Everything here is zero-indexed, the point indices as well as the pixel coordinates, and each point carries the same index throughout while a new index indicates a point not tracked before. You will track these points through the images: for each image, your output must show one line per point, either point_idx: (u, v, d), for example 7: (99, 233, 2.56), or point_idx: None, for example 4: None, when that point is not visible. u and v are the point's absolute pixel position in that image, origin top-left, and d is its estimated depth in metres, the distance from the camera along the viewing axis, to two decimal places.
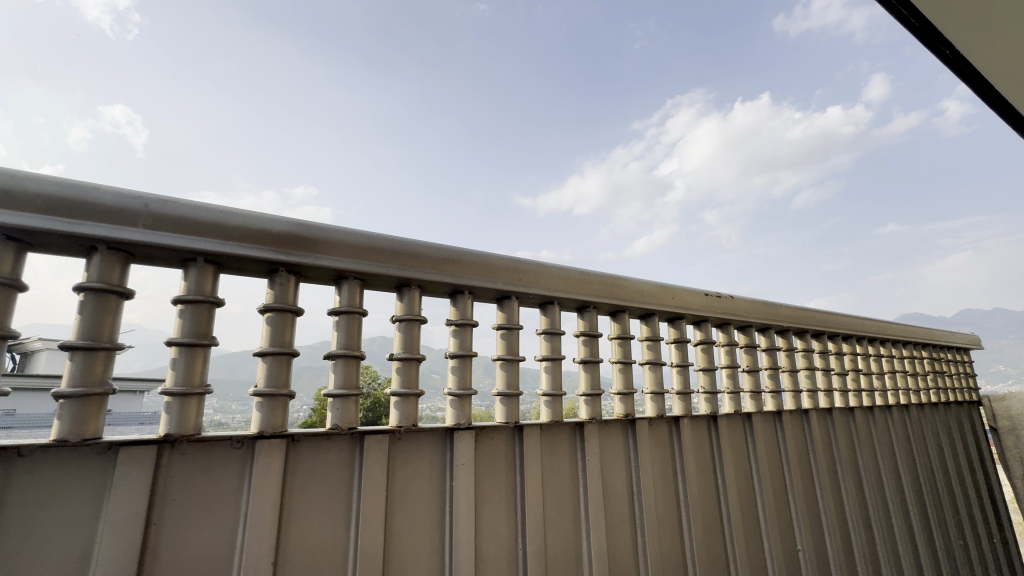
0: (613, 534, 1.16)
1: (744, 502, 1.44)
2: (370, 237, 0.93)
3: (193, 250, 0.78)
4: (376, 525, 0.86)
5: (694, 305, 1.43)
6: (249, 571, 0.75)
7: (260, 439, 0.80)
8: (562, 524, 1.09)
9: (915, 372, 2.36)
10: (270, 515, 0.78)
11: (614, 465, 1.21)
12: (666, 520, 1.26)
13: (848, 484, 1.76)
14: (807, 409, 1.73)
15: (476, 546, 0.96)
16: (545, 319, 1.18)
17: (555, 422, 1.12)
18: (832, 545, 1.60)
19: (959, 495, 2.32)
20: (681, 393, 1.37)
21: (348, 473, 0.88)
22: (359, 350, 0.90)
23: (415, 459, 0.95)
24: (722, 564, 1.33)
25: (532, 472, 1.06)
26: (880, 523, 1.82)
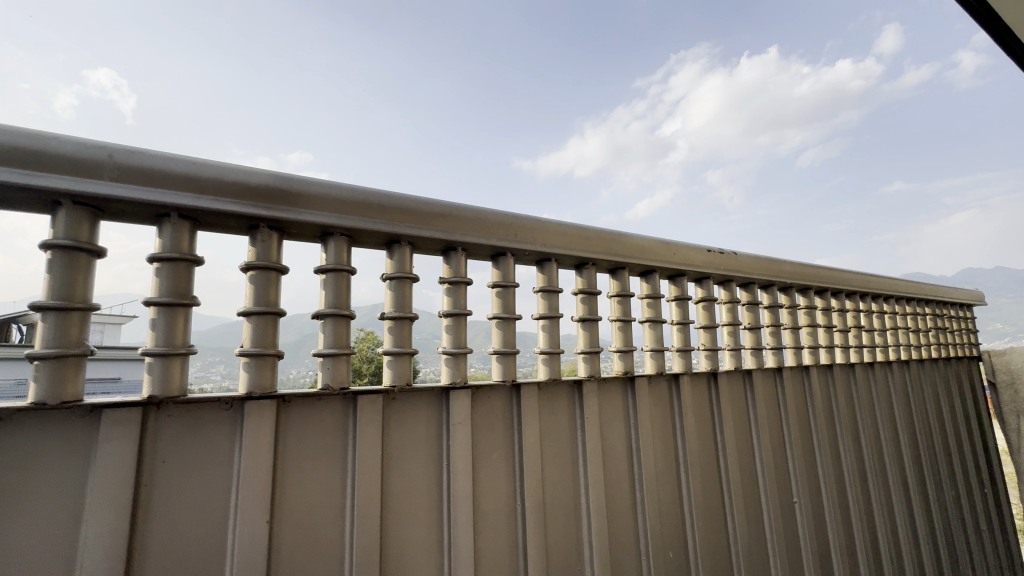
0: (612, 491, 1.16)
1: (742, 456, 1.44)
2: (355, 190, 0.88)
3: (166, 205, 0.74)
4: (372, 483, 0.86)
5: (696, 262, 1.39)
6: (245, 528, 0.75)
7: (249, 400, 0.78)
8: (560, 479, 1.09)
9: (916, 329, 2.33)
10: (264, 475, 0.77)
11: (613, 422, 1.20)
12: (665, 477, 1.26)
13: (845, 440, 1.77)
14: (807, 365, 1.72)
15: (473, 502, 0.96)
16: (542, 277, 1.14)
17: (552, 380, 1.10)
18: (827, 496, 1.63)
19: (954, 449, 2.35)
20: (681, 350, 1.35)
21: (343, 434, 0.86)
22: (348, 309, 0.87)
23: (411, 419, 0.94)
24: (719, 515, 1.34)
25: (530, 431, 1.05)
26: (875, 475, 1.84)
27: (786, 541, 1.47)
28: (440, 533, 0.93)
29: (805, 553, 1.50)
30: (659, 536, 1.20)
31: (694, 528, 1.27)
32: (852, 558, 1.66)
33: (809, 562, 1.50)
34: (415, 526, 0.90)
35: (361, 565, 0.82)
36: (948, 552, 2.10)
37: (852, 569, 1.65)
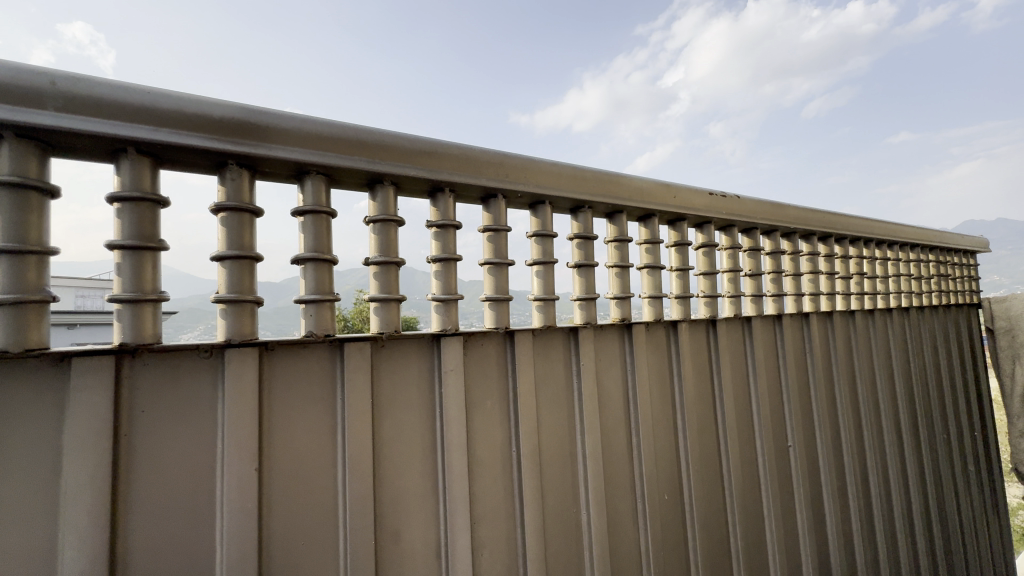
0: (608, 436, 1.16)
1: (739, 402, 1.44)
2: (331, 124, 0.81)
3: (122, 139, 0.67)
4: (363, 431, 0.84)
5: (697, 205, 1.34)
6: (233, 478, 0.73)
7: (229, 348, 0.74)
8: (556, 426, 1.08)
9: (919, 276, 2.29)
10: (249, 423, 0.75)
11: (609, 369, 1.19)
12: (662, 423, 1.26)
13: (842, 386, 1.77)
14: (807, 312, 1.69)
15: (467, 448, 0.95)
16: (535, 220, 1.09)
17: (547, 327, 1.07)
18: (822, 440, 1.64)
19: (947, 394, 2.37)
20: (680, 297, 1.31)
21: (330, 382, 0.84)
22: (329, 254, 0.83)
23: (402, 367, 0.91)
24: (714, 459, 1.35)
25: (525, 378, 1.03)
26: (869, 419, 1.86)
27: (780, 483, 1.49)
28: (436, 478, 0.92)
29: (798, 494, 1.53)
30: (655, 478, 1.21)
31: (689, 471, 1.28)
32: (844, 499, 1.69)
33: (801, 503, 1.53)
34: (410, 471, 0.90)
35: (355, 509, 0.81)
36: (935, 492, 2.15)
37: (844, 510, 1.68)
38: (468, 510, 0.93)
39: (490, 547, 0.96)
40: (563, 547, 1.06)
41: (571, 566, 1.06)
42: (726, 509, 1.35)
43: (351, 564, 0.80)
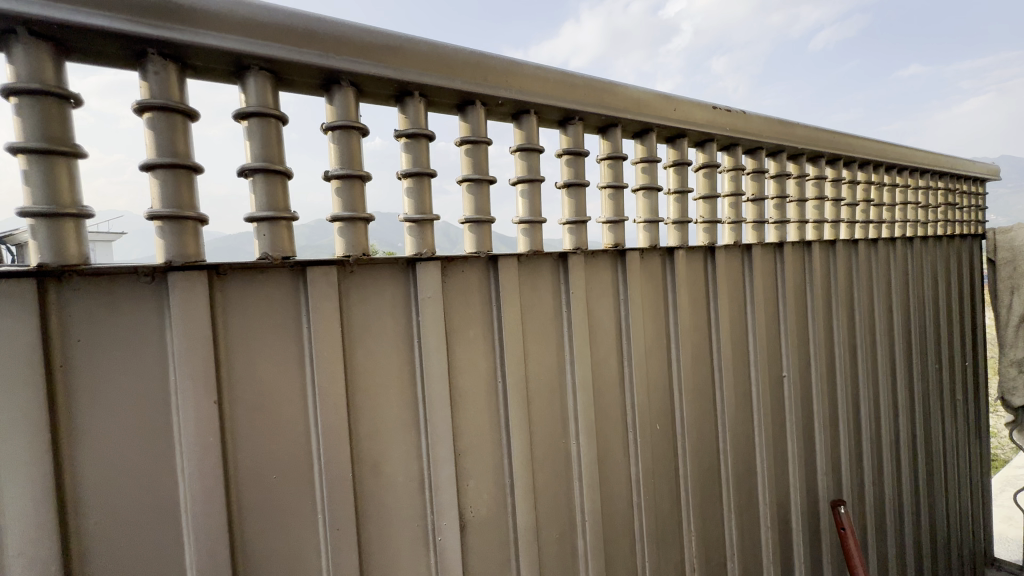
0: (599, 367, 1.11)
1: (735, 333, 1.39)
2: (271, 7, 0.68)
3: (9, 16, 0.55)
4: (334, 363, 0.78)
5: (699, 120, 1.22)
6: (189, 412, 0.67)
7: (172, 271, 0.66)
8: (545, 358, 1.03)
9: (927, 204, 2.19)
10: (203, 353, 0.68)
11: (601, 299, 1.12)
12: (655, 354, 1.21)
13: (841, 317, 1.73)
14: (810, 240, 1.61)
15: (449, 379, 0.90)
16: (519, 133, 0.98)
17: (533, 253, 1.00)
18: (816, 371, 1.62)
19: (943, 325, 2.35)
20: (678, 222, 1.23)
21: (294, 310, 0.76)
22: (282, 166, 0.73)
23: (374, 295, 0.84)
24: (708, 390, 1.32)
25: (510, 306, 0.96)
26: (865, 350, 1.83)
27: (773, 413, 1.48)
28: (417, 410, 0.87)
29: (790, 424, 1.52)
30: (646, 408, 1.18)
31: (682, 401, 1.25)
32: (835, 428, 1.69)
33: (793, 433, 1.52)
34: (388, 403, 0.84)
35: (328, 440, 0.77)
36: (923, 420, 2.18)
37: (834, 438, 1.69)
38: (451, 441, 0.89)
39: (477, 478, 0.93)
40: (552, 476, 1.03)
41: (560, 495, 1.04)
42: (717, 438, 1.34)
43: (327, 496, 0.77)
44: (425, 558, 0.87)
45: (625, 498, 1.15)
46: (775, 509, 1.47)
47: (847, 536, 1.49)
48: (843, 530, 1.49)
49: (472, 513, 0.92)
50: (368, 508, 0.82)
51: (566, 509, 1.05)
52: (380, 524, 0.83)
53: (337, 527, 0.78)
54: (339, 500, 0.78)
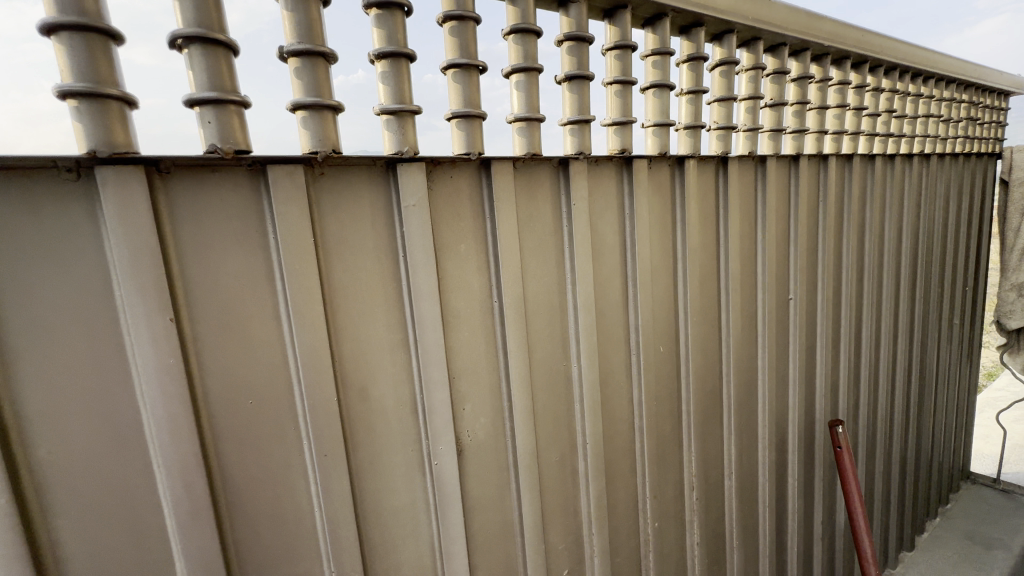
0: (601, 287, 1.03)
1: (744, 253, 1.31)
2: None
3: None
4: (309, 278, 0.69)
5: (719, 5, 1.06)
6: (141, 331, 0.58)
7: (99, 164, 0.55)
8: (544, 277, 0.95)
9: (949, 118, 2.05)
10: (151, 263, 0.58)
11: (605, 213, 1.02)
12: (661, 274, 1.14)
13: (851, 237, 1.65)
14: (827, 153, 1.50)
15: (440, 297, 0.82)
16: (513, 12, 0.83)
17: (531, 157, 0.88)
18: (823, 293, 1.56)
19: (949, 249, 2.29)
20: (690, 127, 1.10)
21: (257, 217, 0.66)
22: (225, 37, 0.60)
23: (351, 202, 0.73)
24: (714, 313, 1.26)
25: (505, 218, 0.87)
26: (872, 273, 1.77)
27: (777, 336, 1.44)
28: (406, 331, 0.79)
29: (793, 347, 1.48)
30: (650, 331, 1.12)
31: (686, 323, 1.19)
32: (836, 351, 1.67)
33: (796, 356, 1.49)
34: (373, 323, 0.76)
35: (307, 362, 0.70)
36: (921, 343, 2.17)
37: (835, 361, 1.67)
38: (445, 363, 0.82)
39: (473, 402, 0.88)
40: (552, 400, 0.99)
41: (561, 418, 1.00)
42: (720, 362, 1.30)
43: (311, 421, 0.71)
44: (421, 482, 0.83)
45: (627, 421, 1.11)
46: (774, 430, 1.47)
47: (844, 454, 1.50)
48: (840, 449, 1.50)
49: (469, 437, 0.88)
50: (357, 433, 0.77)
51: (567, 433, 1.02)
52: (370, 451, 0.78)
53: (324, 452, 0.72)
54: (325, 425, 0.72)
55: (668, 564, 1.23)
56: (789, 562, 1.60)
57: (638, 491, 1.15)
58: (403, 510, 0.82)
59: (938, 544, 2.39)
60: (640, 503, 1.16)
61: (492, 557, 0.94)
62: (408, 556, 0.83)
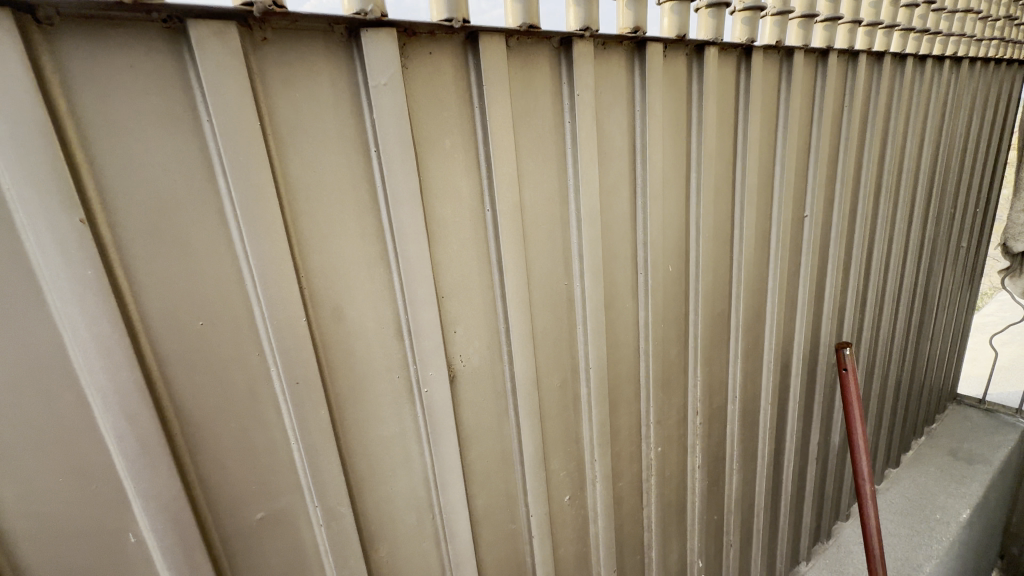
0: (608, 196, 0.91)
1: (762, 164, 1.19)
2: None
3: None
4: (259, 175, 0.56)
5: None
6: (43, 235, 0.46)
7: None
8: (543, 183, 0.82)
9: (987, 17, 1.85)
10: (42, 146, 0.45)
11: (613, 109, 0.88)
12: (673, 184, 1.01)
13: (873, 149, 1.52)
14: (858, 51, 1.33)
15: (423, 202, 0.70)
16: None
17: (527, 32, 0.73)
18: (838, 210, 1.46)
19: (967, 167, 2.17)
20: (714, 6, 0.94)
21: (184, 94, 0.52)
22: None
23: (307, 80, 0.59)
24: (727, 229, 1.16)
25: (497, 108, 0.73)
26: (889, 190, 1.66)
27: (789, 256, 1.35)
28: (385, 242, 0.68)
29: (805, 268, 1.40)
30: (660, 247, 1.01)
31: (699, 240, 1.08)
32: (846, 273, 1.59)
33: (806, 278, 1.41)
34: (345, 232, 0.65)
35: (265, 275, 0.59)
36: (928, 266, 2.10)
37: (844, 283, 1.60)
38: (432, 279, 0.72)
39: (466, 324, 0.78)
40: (553, 322, 0.90)
41: (562, 341, 0.92)
42: (730, 282, 1.21)
43: (277, 342, 0.61)
44: (411, 412, 0.76)
45: (632, 345, 1.04)
46: (779, 353, 1.42)
47: (848, 375, 1.46)
48: (845, 370, 1.46)
49: (462, 362, 0.79)
50: (333, 358, 0.67)
51: (568, 356, 0.94)
52: (351, 377, 0.69)
53: (295, 379, 0.63)
54: (294, 348, 0.62)
55: (669, 486, 1.22)
56: (784, 481, 1.61)
57: (642, 417, 1.10)
58: (392, 439, 0.75)
59: (922, 460, 2.47)
60: (644, 428, 1.11)
61: (491, 486, 0.89)
62: (400, 488, 0.77)
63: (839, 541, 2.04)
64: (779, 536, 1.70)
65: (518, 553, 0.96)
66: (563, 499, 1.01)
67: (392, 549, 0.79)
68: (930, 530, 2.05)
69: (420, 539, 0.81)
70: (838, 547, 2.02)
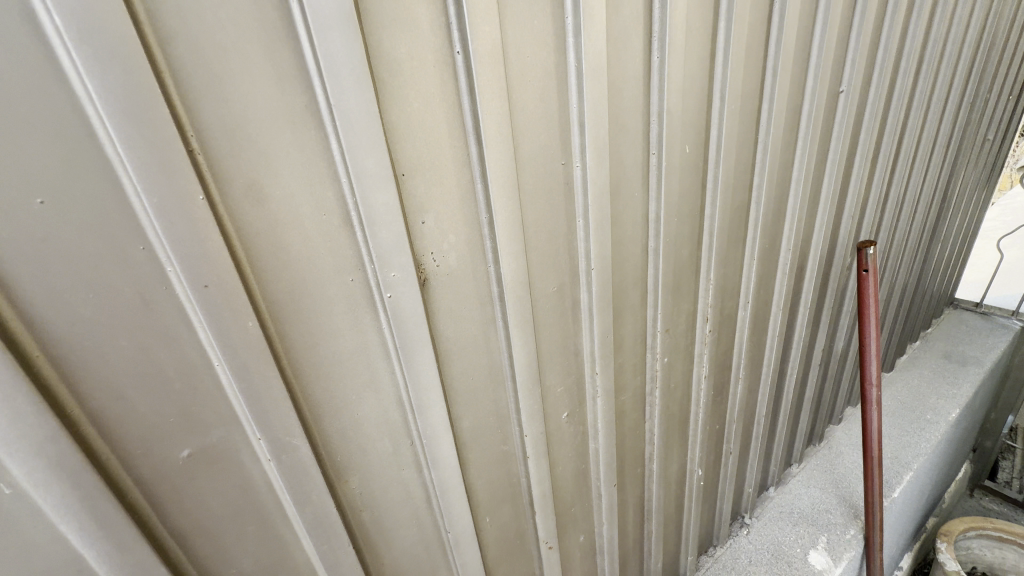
0: (615, 47, 0.70)
1: (802, 19, 0.97)
2: None
3: None
4: None
5: None
6: None
7: None
8: (533, 21, 0.62)
9: None
10: None
11: None
12: (698, 38, 0.80)
13: (923, 13, 1.28)
14: None
15: (362, 31, 0.49)
16: None
17: None
18: (874, 88, 1.26)
19: (1010, 47, 1.92)
20: None
21: None
22: None
23: None
24: (754, 103, 0.96)
25: None
26: (930, 67, 1.45)
27: (817, 141, 1.16)
28: (313, 91, 0.49)
29: (831, 157, 1.23)
30: (676, 121, 0.83)
31: (723, 114, 0.89)
32: (873, 164, 1.42)
33: (833, 168, 1.24)
34: (250, 72, 0.45)
35: (127, 130, 0.40)
36: (952, 161, 1.93)
37: (869, 176, 1.43)
38: (385, 149, 0.53)
39: (436, 213, 0.61)
40: (547, 213, 0.73)
41: (559, 237, 0.76)
42: (753, 171, 1.04)
43: (167, 231, 0.44)
44: (374, 324, 0.60)
45: (639, 243, 0.88)
46: (795, 254, 1.28)
47: (869, 278, 1.33)
48: (865, 272, 1.33)
49: (435, 261, 0.63)
50: (258, 255, 0.50)
51: (566, 257, 0.78)
52: (287, 280, 0.53)
53: (202, 282, 0.47)
54: (194, 240, 0.45)
55: (673, 399, 1.13)
56: (788, 389, 1.55)
57: (649, 326, 0.98)
58: (353, 358, 0.61)
59: (916, 364, 2.47)
60: (650, 338, 0.99)
61: (478, 407, 0.77)
62: (368, 413, 0.65)
63: (831, 443, 2.07)
64: (776, 442, 1.68)
65: (512, 476, 0.87)
66: (561, 417, 0.90)
67: (365, 480, 0.68)
68: (920, 429, 2.07)
69: (399, 468, 0.70)
70: (830, 449, 2.05)
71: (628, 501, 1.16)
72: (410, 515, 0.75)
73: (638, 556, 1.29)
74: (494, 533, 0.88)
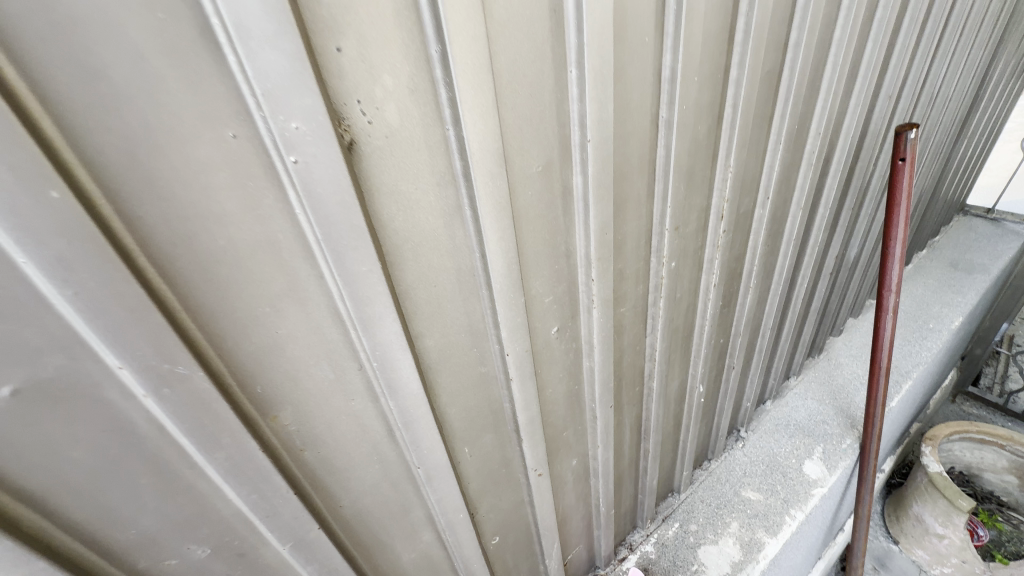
0: None
1: None
2: None
3: None
4: None
5: None
6: None
7: None
8: None
9: None
10: None
11: None
12: None
13: None
14: None
15: None
16: None
17: None
18: None
19: None
20: None
21: None
22: None
23: None
24: None
25: None
26: None
27: None
28: None
29: (880, 14, 1.00)
30: None
31: None
32: (921, 32, 1.19)
33: (880, 29, 1.02)
34: None
35: None
36: (997, 39, 1.69)
37: (915, 46, 1.20)
38: None
39: (360, 36, 0.41)
40: (526, 56, 0.53)
41: (544, 95, 0.57)
42: (791, 22, 0.81)
43: None
44: (281, 207, 0.42)
45: (648, 112, 0.69)
46: (825, 141, 1.09)
47: (904, 168, 1.16)
48: (901, 162, 1.15)
49: (365, 115, 0.44)
50: (52, 81, 0.31)
51: (554, 125, 0.59)
52: (119, 129, 0.34)
53: None
54: None
55: (678, 311, 0.99)
56: (797, 299, 1.43)
57: (655, 223, 0.81)
58: (256, 256, 0.43)
59: (921, 273, 2.37)
60: (656, 240, 0.82)
61: (446, 322, 0.61)
62: (293, 332, 0.49)
63: (830, 355, 2.01)
64: (779, 355, 1.59)
65: (493, 401, 0.74)
66: (550, 332, 0.76)
67: (301, 415, 0.53)
68: (922, 338, 2.01)
69: (347, 399, 0.56)
70: (829, 361, 1.99)
71: (625, 422, 1.06)
72: (368, 451, 0.62)
73: (633, 475, 1.23)
74: (474, 463, 0.77)
